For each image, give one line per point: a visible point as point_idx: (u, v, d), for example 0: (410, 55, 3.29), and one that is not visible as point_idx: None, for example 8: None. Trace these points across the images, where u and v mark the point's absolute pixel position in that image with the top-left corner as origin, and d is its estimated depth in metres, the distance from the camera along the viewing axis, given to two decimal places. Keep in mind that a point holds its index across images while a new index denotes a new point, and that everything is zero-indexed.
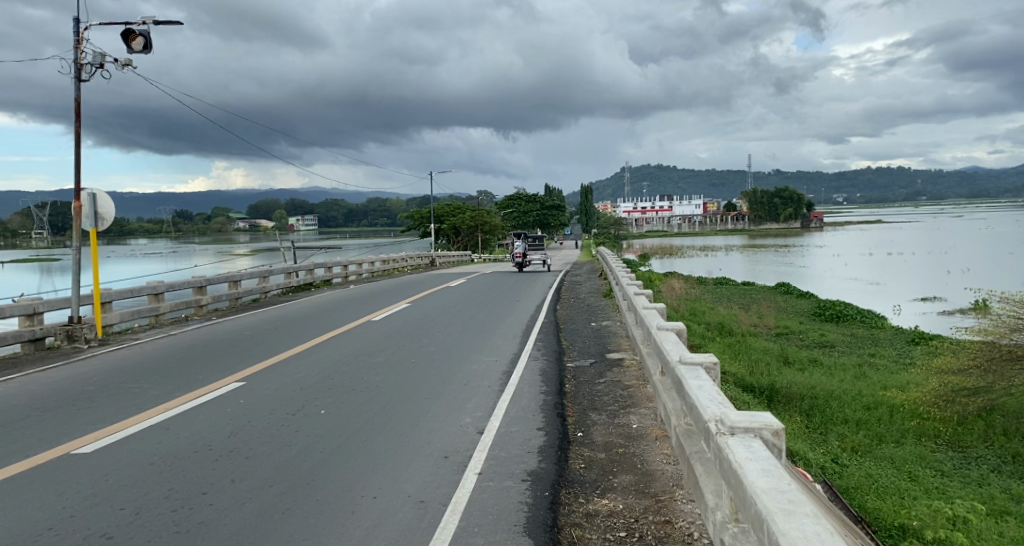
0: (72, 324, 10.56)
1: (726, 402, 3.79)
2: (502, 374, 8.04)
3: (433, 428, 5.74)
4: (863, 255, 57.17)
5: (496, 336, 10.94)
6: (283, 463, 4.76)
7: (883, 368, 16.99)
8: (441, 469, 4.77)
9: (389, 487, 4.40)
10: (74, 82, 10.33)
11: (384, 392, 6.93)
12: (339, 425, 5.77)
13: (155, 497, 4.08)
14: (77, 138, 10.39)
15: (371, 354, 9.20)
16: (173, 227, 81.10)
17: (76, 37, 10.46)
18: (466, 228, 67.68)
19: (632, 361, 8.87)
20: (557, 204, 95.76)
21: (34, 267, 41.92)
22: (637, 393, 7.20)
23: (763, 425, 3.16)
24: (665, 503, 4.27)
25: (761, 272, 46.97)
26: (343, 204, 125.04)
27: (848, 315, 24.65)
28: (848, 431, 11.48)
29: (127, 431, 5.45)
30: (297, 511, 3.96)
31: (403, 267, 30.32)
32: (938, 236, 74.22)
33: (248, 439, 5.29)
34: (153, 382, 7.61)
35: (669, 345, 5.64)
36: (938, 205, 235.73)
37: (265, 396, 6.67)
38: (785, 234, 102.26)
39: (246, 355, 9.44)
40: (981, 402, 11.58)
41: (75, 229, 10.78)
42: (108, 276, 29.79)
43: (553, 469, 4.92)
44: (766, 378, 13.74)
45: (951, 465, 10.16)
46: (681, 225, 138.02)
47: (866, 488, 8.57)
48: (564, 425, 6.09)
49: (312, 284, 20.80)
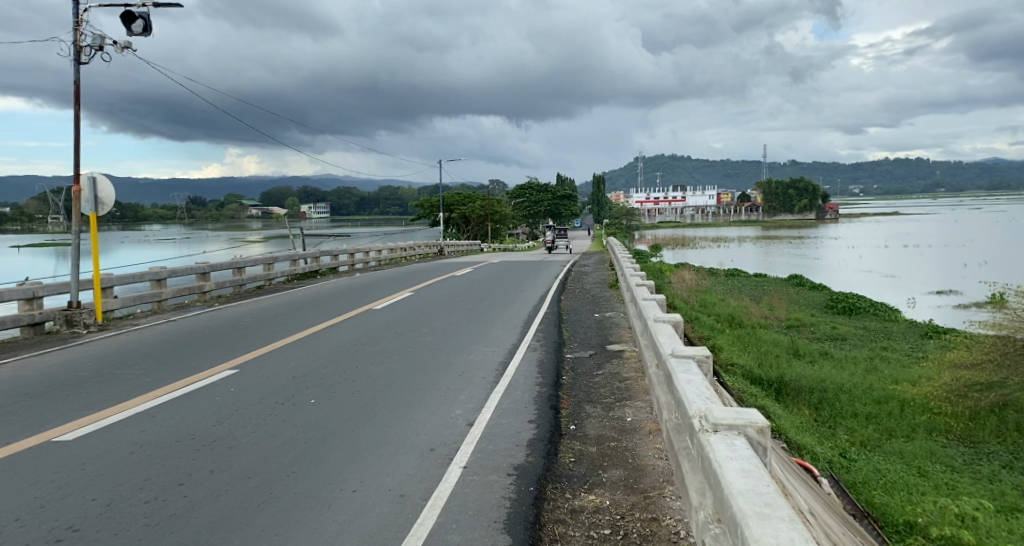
0: (71, 309, 10.55)
1: (714, 397, 3.62)
2: (498, 365, 7.92)
3: (422, 420, 5.64)
4: (879, 247, 56.47)
5: (497, 326, 10.81)
6: (266, 455, 4.68)
7: (895, 362, 16.75)
8: (425, 462, 4.67)
9: (371, 480, 4.30)
10: (74, 64, 10.23)
11: (376, 383, 6.82)
12: (326, 415, 5.68)
13: (129, 487, 4.00)
14: (78, 121, 10.34)
15: (368, 343, 9.10)
16: (186, 211, 81.54)
17: (75, 19, 10.36)
18: (477, 217, 67.55)
19: (631, 353, 8.73)
20: (568, 194, 95.46)
21: (47, 252, 42.26)
22: (634, 385, 7.05)
23: (747, 422, 3.00)
24: (653, 500, 4.14)
25: (773, 264, 46.56)
26: (355, 192, 125.48)
27: (861, 307, 24.28)
28: (857, 425, 11.29)
29: (112, 418, 5.38)
30: (273, 505, 3.87)
31: (411, 255, 30.18)
32: (957, 228, 73.18)
33: (234, 428, 5.22)
34: (147, 368, 7.55)
35: (663, 337, 5.49)
36: (955, 198, 232.51)
37: (257, 385, 6.59)
38: (799, 225, 101.25)
39: (246, 341, 9.41)
40: (994, 397, 11.23)
41: (75, 214, 10.74)
42: (118, 260, 29.88)
43: (541, 463, 4.80)
44: (776, 370, 13.57)
45: (961, 461, 9.95)
46: (694, 216, 137.01)
47: (874, 483, 8.40)
48: (557, 418, 5.95)
49: (318, 271, 20.78)
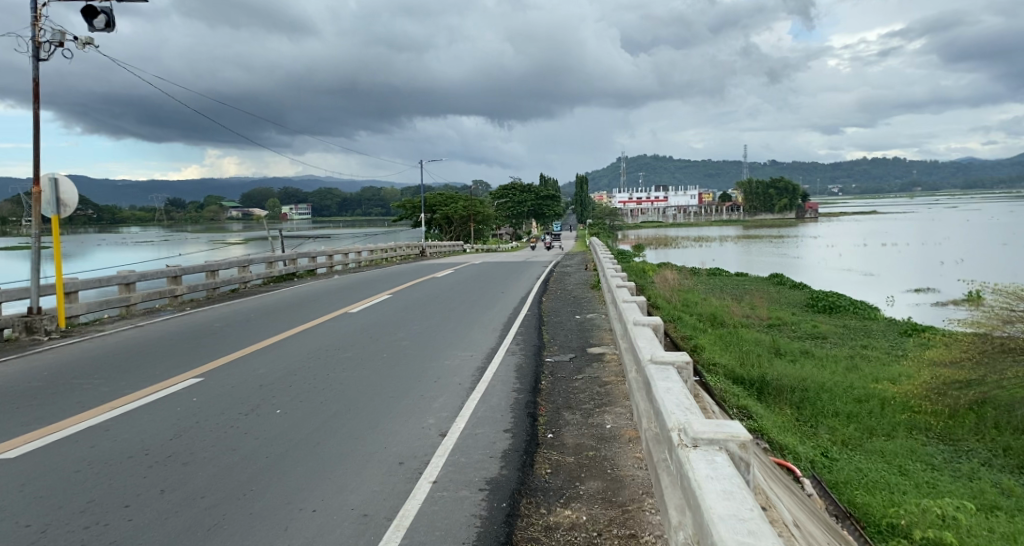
0: (30, 315, 10.14)
1: (695, 407, 3.43)
2: (475, 371, 7.68)
3: (393, 431, 5.39)
4: (858, 245, 57.04)
5: (476, 329, 10.56)
6: (224, 471, 4.42)
7: (876, 360, 16.75)
8: (392, 477, 4.43)
9: (333, 498, 4.06)
10: (32, 61, 9.82)
11: (347, 391, 6.56)
12: (291, 427, 5.42)
13: (70, 512, 3.75)
14: (36, 121, 9.95)
15: (341, 348, 8.82)
16: (165, 215, 80.14)
17: (33, 14, 9.96)
18: (459, 218, 67.08)
19: (613, 356, 8.54)
20: (551, 194, 95.36)
21: (20, 256, 41.03)
22: (614, 390, 6.85)
23: (729, 436, 2.81)
24: (631, 514, 3.93)
25: (755, 263, 46.54)
26: (338, 193, 124.65)
27: (842, 306, 24.33)
28: (838, 424, 11.21)
29: (61, 433, 5.09)
30: (226, 527, 3.62)
31: (392, 257, 29.67)
32: (931, 227, 73.89)
33: (191, 442, 4.95)
34: (107, 377, 7.18)
35: (642, 342, 5.29)
36: (929, 197, 236.54)
37: (221, 394, 6.32)
38: (779, 225, 101.99)
39: (216, 347, 9.09)
40: (974, 395, 11.09)
41: (36, 216, 10.32)
42: (89, 265, 28.92)
43: (515, 476, 4.58)
44: (758, 370, 13.46)
45: (941, 459, 9.89)
46: (676, 216, 138.02)
47: (856, 483, 8.29)
48: (534, 426, 5.74)
49: (296, 273, 20.29)
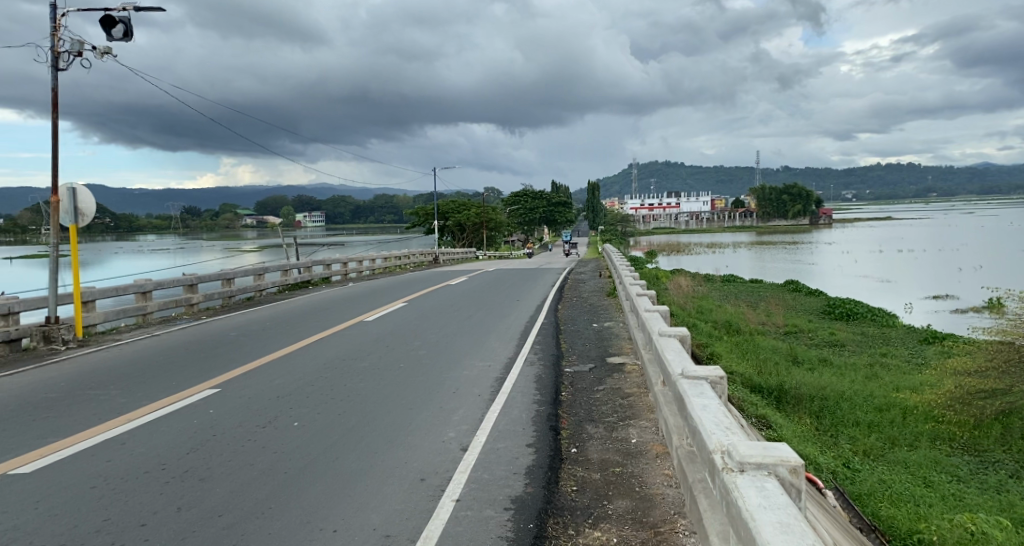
0: (49, 324, 10.13)
1: (735, 427, 3.26)
2: (493, 381, 7.53)
3: (412, 445, 5.25)
4: (874, 251, 56.32)
5: (492, 338, 10.43)
6: (240, 487, 4.29)
7: (896, 368, 16.41)
8: (414, 495, 4.28)
9: (355, 517, 3.92)
10: (51, 71, 9.84)
11: (365, 404, 6.43)
12: (309, 440, 5.30)
13: (84, 531, 3.62)
14: (55, 130, 9.95)
15: (357, 358, 8.70)
16: (182, 222, 80.79)
17: (52, 24, 9.98)
18: (472, 224, 66.86)
19: (633, 367, 8.35)
20: (563, 201, 94.92)
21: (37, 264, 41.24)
22: (638, 402, 6.67)
23: (778, 461, 2.64)
24: (665, 536, 3.75)
25: (770, 269, 45.95)
26: (351, 201, 125.17)
27: (859, 313, 23.94)
28: (859, 433, 10.95)
29: (75, 447, 4.98)
30: None
31: (405, 263, 29.60)
32: (947, 232, 72.75)
33: (209, 456, 4.84)
34: (124, 388, 7.10)
35: (670, 354, 5.11)
36: (944, 202, 233.68)
37: (238, 406, 6.21)
38: (792, 231, 101.07)
39: (232, 357, 8.98)
40: (1001, 404, 10.79)
41: (54, 225, 10.30)
42: (106, 273, 29.01)
43: (541, 494, 4.42)
44: (775, 378, 13.18)
45: (967, 470, 9.61)
46: (688, 221, 137.29)
47: (880, 494, 8.02)
48: (557, 440, 5.57)
49: (311, 281, 20.23)
